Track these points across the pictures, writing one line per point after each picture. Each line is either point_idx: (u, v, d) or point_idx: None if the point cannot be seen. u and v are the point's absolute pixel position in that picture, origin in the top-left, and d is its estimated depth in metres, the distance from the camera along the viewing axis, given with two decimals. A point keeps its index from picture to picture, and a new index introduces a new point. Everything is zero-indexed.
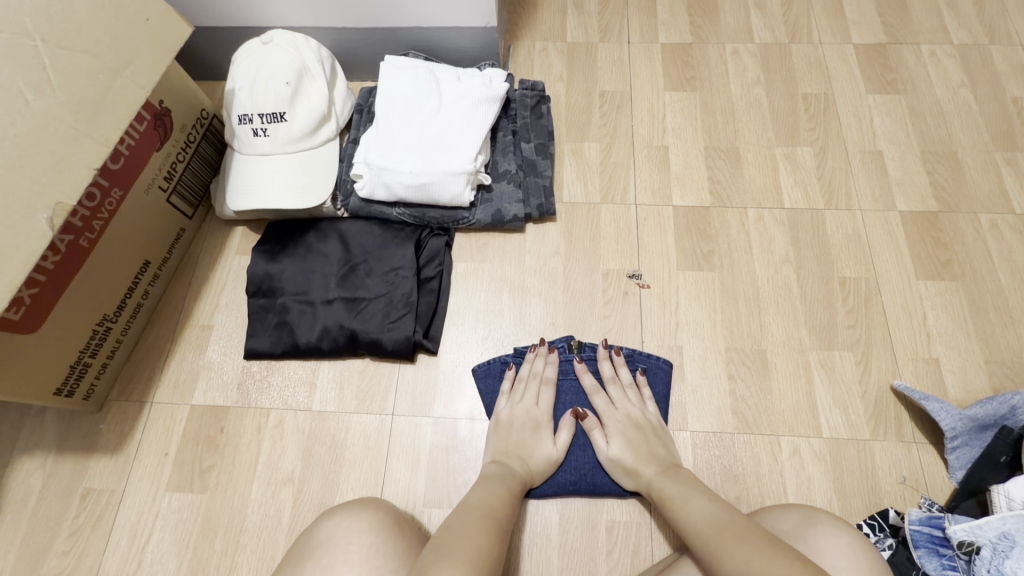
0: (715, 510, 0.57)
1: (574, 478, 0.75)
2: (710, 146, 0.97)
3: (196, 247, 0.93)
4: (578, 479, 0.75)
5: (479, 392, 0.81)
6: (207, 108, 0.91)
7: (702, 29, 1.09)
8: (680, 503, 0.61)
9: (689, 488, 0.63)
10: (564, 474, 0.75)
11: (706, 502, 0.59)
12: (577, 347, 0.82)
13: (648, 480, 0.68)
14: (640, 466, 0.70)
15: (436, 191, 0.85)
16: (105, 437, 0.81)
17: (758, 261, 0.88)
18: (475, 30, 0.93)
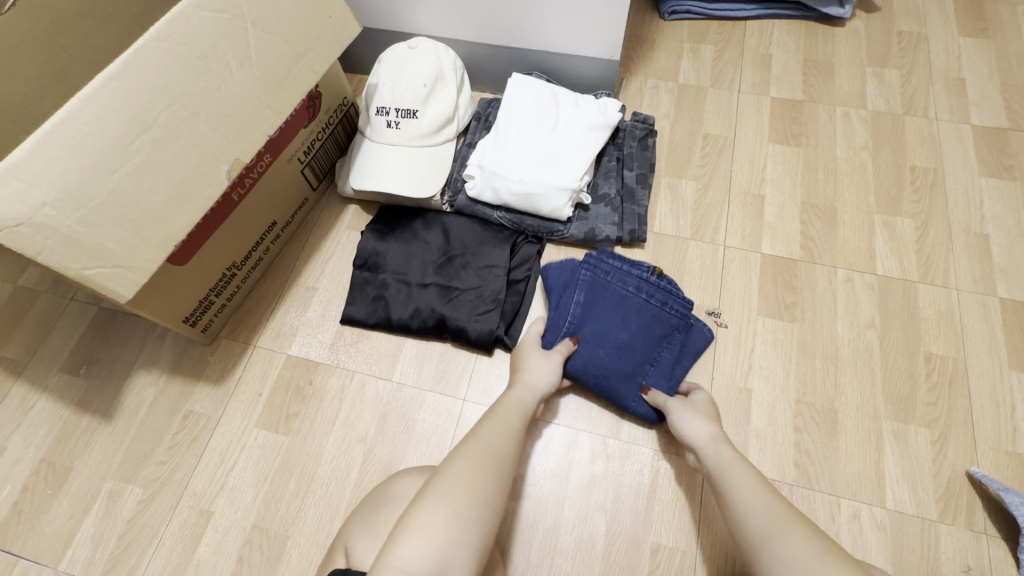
0: (760, 495, 0.61)
1: (597, 375, 0.81)
2: (808, 202, 0.99)
3: (313, 216, 1.03)
4: (602, 377, 0.81)
5: (550, 279, 0.88)
6: (347, 97, 1.01)
7: (814, 88, 1.11)
8: (737, 489, 0.63)
9: (742, 472, 0.65)
10: (594, 367, 0.82)
11: (757, 504, 0.60)
12: (656, 275, 0.86)
13: (710, 442, 0.71)
14: (695, 426, 0.73)
15: (539, 202, 0.90)
16: (211, 369, 0.90)
17: (841, 321, 0.88)
18: (599, 60, 1.00)
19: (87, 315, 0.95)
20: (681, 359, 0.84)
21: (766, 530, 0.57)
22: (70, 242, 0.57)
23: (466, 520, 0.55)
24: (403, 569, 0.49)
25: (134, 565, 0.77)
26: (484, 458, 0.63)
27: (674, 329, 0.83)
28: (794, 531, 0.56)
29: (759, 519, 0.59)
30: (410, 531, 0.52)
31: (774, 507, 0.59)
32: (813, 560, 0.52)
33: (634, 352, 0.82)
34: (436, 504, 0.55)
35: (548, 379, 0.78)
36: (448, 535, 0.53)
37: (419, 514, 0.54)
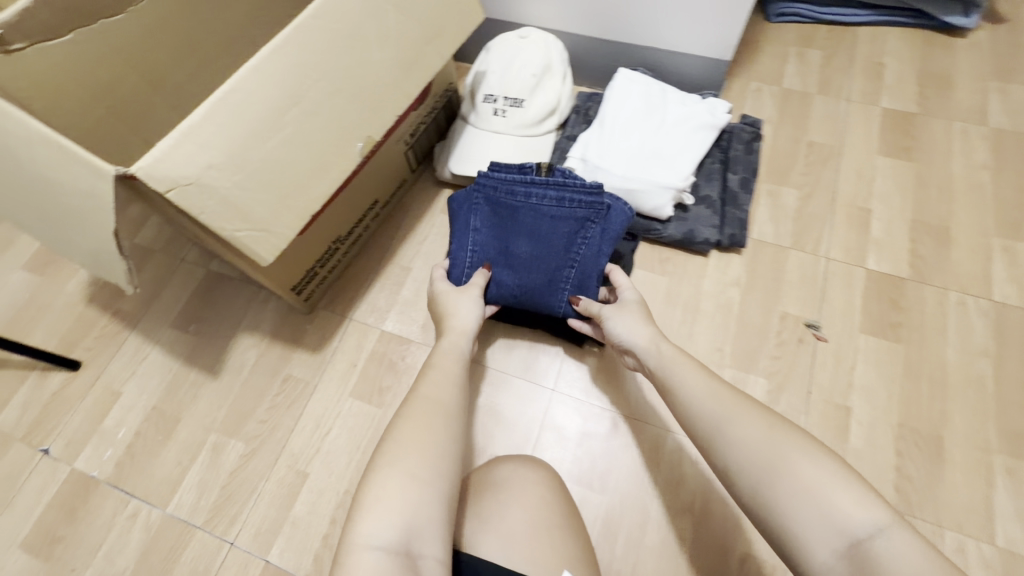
0: (708, 384, 0.61)
1: (519, 292, 0.84)
2: (919, 220, 0.95)
3: (409, 197, 1.06)
4: (520, 291, 0.84)
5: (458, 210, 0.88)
6: (452, 83, 1.03)
7: (930, 101, 1.06)
8: (682, 381, 0.63)
9: (685, 365, 0.65)
10: (510, 286, 0.84)
11: (701, 392, 0.60)
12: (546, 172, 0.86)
13: (642, 350, 0.71)
14: (637, 329, 0.73)
15: (640, 200, 0.90)
16: (309, 337, 0.94)
17: (951, 346, 0.85)
18: (708, 59, 0.98)
19: (196, 276, 1.00)
20: (602, 246, 0.83)
21: (719, 416, 0.57)
22: (225, 205, 0.59)
23: (425, 479, 0.55)
24: (369, 545, 0.51)
25: (234, 516, 0.82)
26: (430, 413, 0.62)
27: (584, 220, 0.83)
28: (746, 415, 0.56)
29: (708, 407, 0.59)
30: (370, 506, 0.53)
31: (721, 392, 0.60)
32: (764, 440, 0.53)
33: (548, 260, 0.83)
34: (390, 473, 0.55)
35: (473, 316, 0.78)
36: (411, 503, 0.53)
37: (376, 487, 0.54)
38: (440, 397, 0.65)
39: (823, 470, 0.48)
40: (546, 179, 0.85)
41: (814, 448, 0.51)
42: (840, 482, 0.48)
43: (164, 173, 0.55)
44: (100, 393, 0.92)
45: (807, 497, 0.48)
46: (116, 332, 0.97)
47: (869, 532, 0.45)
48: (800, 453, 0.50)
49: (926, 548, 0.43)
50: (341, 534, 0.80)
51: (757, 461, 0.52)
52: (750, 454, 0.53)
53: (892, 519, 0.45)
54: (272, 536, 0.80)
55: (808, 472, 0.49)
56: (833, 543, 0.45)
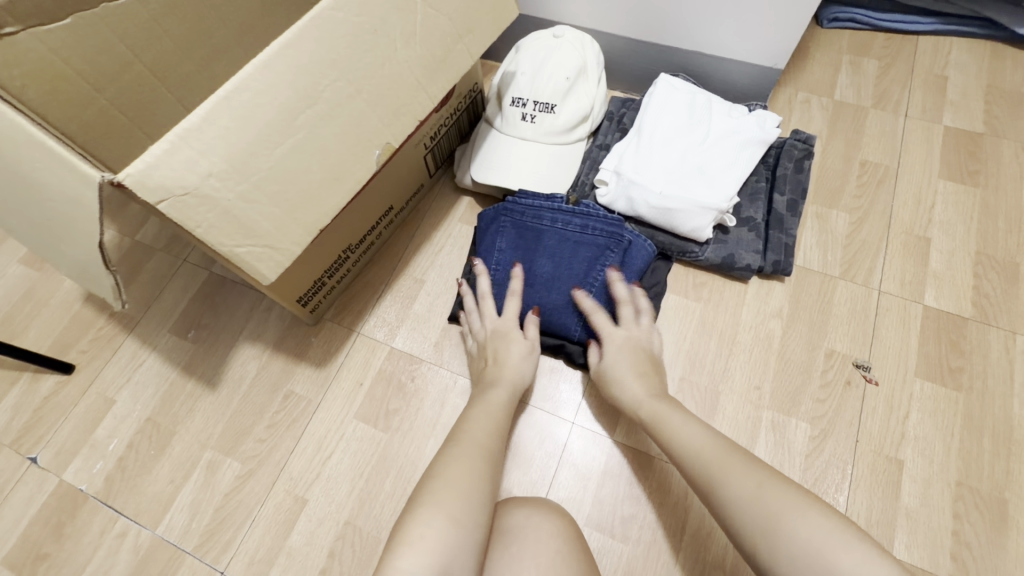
0: (707, 437, 0.61)
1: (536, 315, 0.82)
2: (984, 253, 0.86)
3: (425, 204, 0.99)
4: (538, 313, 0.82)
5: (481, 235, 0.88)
6: (478, 82, 0.95)
7: (998, 120, 0.97)
8: (678, 434, 0.63)
9: (680, 417, 0.65)
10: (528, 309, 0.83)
11: (699, 442, 0.61)
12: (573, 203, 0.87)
13: (636, 400, 0.70)
14: (627, 381, 0.72)
15: (678, 219, 0.82)
16: (314, 350, 0.88)
17: (1017, 398, 0.77)
18: (759, 67, 0.90)
19: (198, 279, 0.95)
20: (621, 274, 0.82)
21: (715, 469, 0.57)
22: (227, 217, 0.53)
23: (467, 526, 0.52)
24: None
25: (227, 543, 0.76)
26: (469, 453, 0.60)
27: (605, 248, 0.83)
28: (741, 467, 0.56)
29: (704, 460, 0.59)
30: (411, 540, 0.49)
31: (716, 443, 0.60)
32: (758, 495, 0.52)
33: (565, 283, 0.82)
34: (431, 511, 0.52)
35: (529, 365, 0.76)
36: (450, 545, 0.50)
37: (416, 524, 0.51)
38: (490, 446, 0.63)
39: (829, 527, 0.48)
40: (573, 208, 0.85)
41: (813, 504, 0.50)
42: (847, 540, 0.47)
43: (158, 182, 0.49)
44: (93, 400, 0.87)
45: (812, 558, 0.47)
46: (113, 335, 0.92)
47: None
48: (802, 510, 0.50)
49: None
50: (339, 569, 0.74)
51: (757, 518, 0.51)
52: (749, 511, 0.52)
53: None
54: (266, 567, 0.75)
55: (813, 530, 0.48)
56: None
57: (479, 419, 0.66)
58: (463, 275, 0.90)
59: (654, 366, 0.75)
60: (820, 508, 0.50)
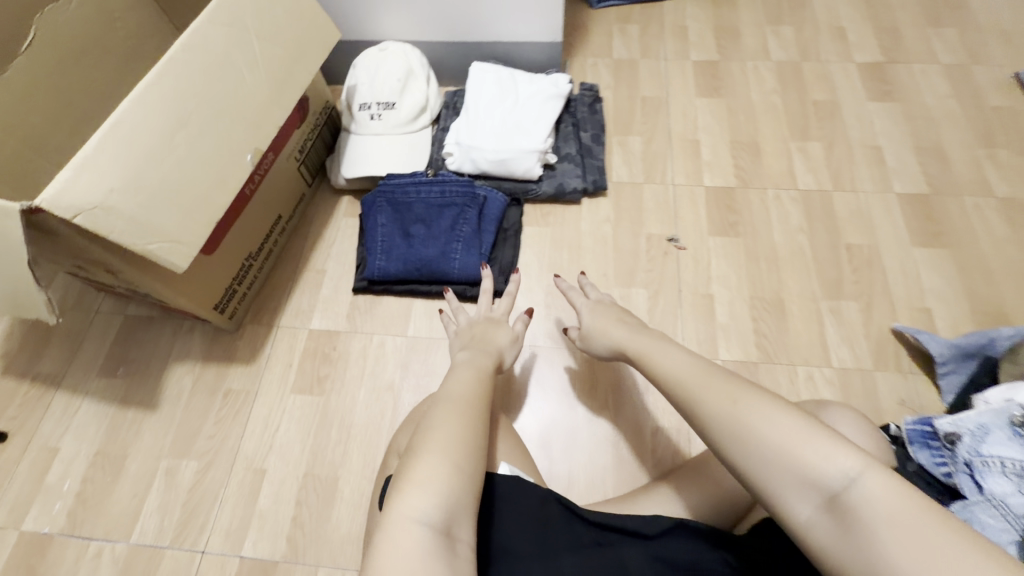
0: (687, 360, 0.58)
1: (419, 264, 0.99)
2: (735, 141, 1.17)
3: (311, 210, 1.14)
4: (422, 265, 0.99)
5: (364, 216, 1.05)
6: (329, 100, 1.14)
7: (726, 49, 1.31)
8: (658, 362, 0.61)
9: (663, 349, 0.63)
10: (412, 261, 1.00)
11: (682, 363, 0.58)
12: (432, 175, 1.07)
13: (620, 342, 0.71)
14: (610, 329, 0.74)
15: (513, 166, 1.05)
16: (241, 350, 1.00)
17: (776, 230, 1.06)
18: (544, 44, 1.17)
19: (115, 323, 1.03)
20: (482, 224, 1.02)
21: (694, 382, 0.54)
22: (134, 223, 0.67)
23: (466, 470, 0.52)
24: (414, 519, 0.48)
25: (202, 526, 0.86)
26: (462, 409, 0.59)
27: (464, 207, 1.03)
28: (718, 381, 0.52)
29: (686, 379, 0.55)
30: (414, 481, 0.49)
31: (692, 364, 0.57)
32: (736, 411, 0.48)
33: (438, 239, 1.00)
34: (432, 455, 0.51)
35: (509, 337, 0.79)
36: (448, 489, 0.50)
37: (420, 467, 0.51)
38: (474, 397, 0.62)
39: (796, 425, 0.45)
40: (432, 179, 1.05)
41: (784, 406, 0.47)
42: (811, 434, 0.45)
43: (69, 203, 0.62)
44: (36, 454, 0.92)
45: (777, 453, 0.45)
46: (41, 395, 0.97)
47: (843, 483, 0.42)
48: (768, 408, 0.47)
49: (902, 487, 0.41)
50: (309, 512, 0.86)
51: (723, 422, 0.49)
52: (719, 418, 0.49)
53: (869, 462, 0.42)
54: (243, 533, 0.85)
55: (782, 428, 0.45)
56: (812, 498, 0.43)
57: (472, 382, 0.64)
58: (358, 253, 1.07)
59: (628, 315, 0.78)
60: (792, 412, 0.46)
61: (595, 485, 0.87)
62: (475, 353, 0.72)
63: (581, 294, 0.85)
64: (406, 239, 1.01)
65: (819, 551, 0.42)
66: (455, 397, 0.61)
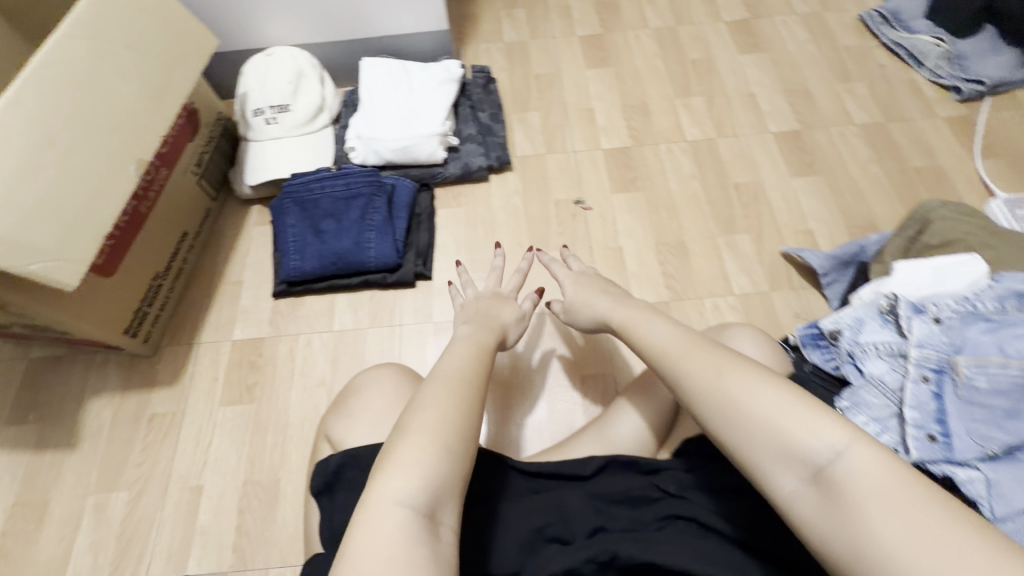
0: (675, 333, 0.59)
1: (334, 258, 1.00)
2: (626, 105, 1.25)
3: (220, 224, 1.12)
4: (337, 258, 1.00)
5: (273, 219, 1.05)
6: (222, 111, 1.13)
7: (609, 22, 1.39)
8: (644, 336, 0.62)
9: (650, 321, 0.64)
10: (327, 256, 1.00)
11: (670, 337, 0.59)
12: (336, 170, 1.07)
13: (603, 313, 0.72)
14: (594, 300, 0.75)
15: (416, 152, 1.08)
16: (161, 373, 0.97)
17: (671, 180, 1.13)
18: (433, 33, 1.20)
19: (20, 368, 0.98)
20: (391, 211, 1.04)
21: (681, 356, 0.56)
22: (11, 243, 0.64)
23: (456, 450, 0.51)
24: (396, 501, 0.47)
25: (140, 554, 0.83)
26: (458, 387, 0.57)
27: (371, 196, 1.04)
28: (707, 356, 0.54)
29: (673, 355, 0.57)
30: (400, 462, 0.49)
31: (679, 336, 0.59)
32: (721, 382, 0.51)
33: (349, 231, 1.01)
34: (419, 431, 0.51)
35: (515, 312, 0.77)
36: (436, 470, 0.49)
37: (405, 449, 0.50)
38: (468, 373, 0.60)
39: (786, 401, 0.47)
40: (336, 173, 1.06)
41: (769, 379, 0.49)
42: (798, 408, 0.47)
43: None
44: None
45: (766, 429, 0.47)
46: None
47: (829, 455, 0.44)
48: (758, 388, 0.49)
49: (888, 460, 0.43)
50: (252, 519, 0.85)
51: (711, 398, 0.51)
52: (704, 392, 0.51)
53: (854, 437, 0.44)
54: (185, 552, 0.83)
55: (771, 404, 0.47)
56: (797, 471, 0.45)
57: (467, 357, 0.63)
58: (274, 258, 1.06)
59: (612, 285, 0.80)
60: (779, 385, 0.49)
61: (532, 438, 0.92)
62: (477, 327, 0.70)
63: (564, 267, 0.86)
64: (318, 236, 1.01)
65: (801, 521, 0.44)
66: (450, 373, 0.59)
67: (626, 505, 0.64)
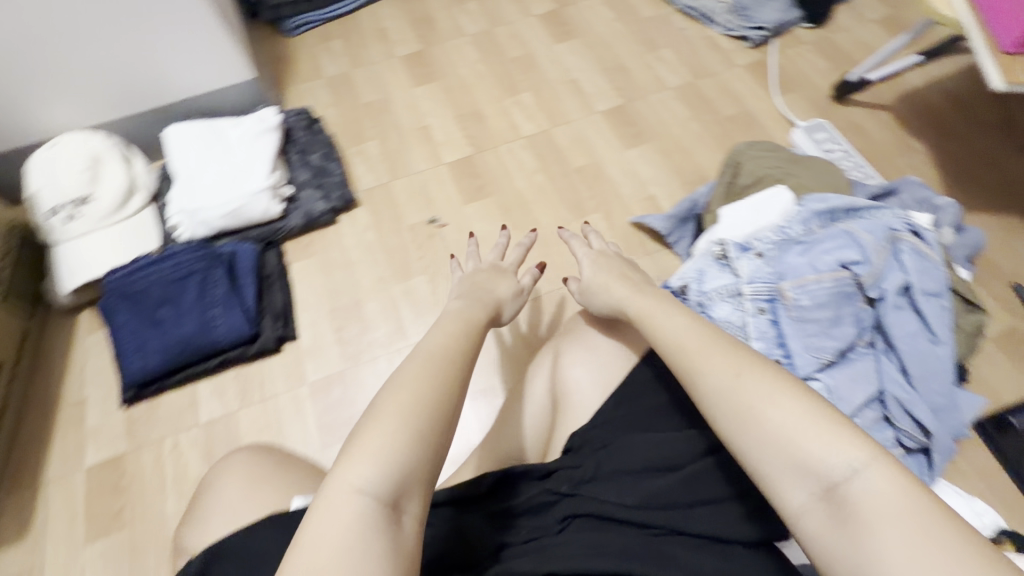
0: (694, 325, 0.55)
1: (180, 346, 0.92)
2: (460, 115, 1.25)
3: (44, 343, 1.00)
4: (184, 345, 0.92)
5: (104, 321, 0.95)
6: (14, 220, 1.01)
7: (427, 37, 1.39)
8: (660, 330, 0.57)
9: (666, 314, 0.59)
10: (171, 345, 0.92)
11: (689, 332, 0.55)
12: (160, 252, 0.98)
13: (619, 299, 0.68)
14: (612, 286, 0.70)
15: (248, 212, 1.02)
16: (5, 531, 0.84)
17: (517, 178, 1.15)
18: (241, 85, 1.14)
19: None
20: (233, 280, 0.97)
21: (698, 355, 0.51)
22: None
23: (427, 432, 0.45)
24: (357, 489, 0.42)
25: None
26: (441, 366, 0.50)
27: (207, 270, 0.97)
28: (728, 357, 0.50)
29: (689, 357, 0.52)
30: (365, 446, 0.43)
31: (701, 331, 0.54)
32: (740, 385, 0.47)
33: (190, 314, 0.93)
34: (387, 413, 0.45)
35: (513, 292, 0.70)
36: (405, 453, 0.44)
37: (371, 432, 0.45)
38: (455, 349, 0.53)
39: (799, 411, 0.44)
40: (161, 256, 0.98)
41: (786, 385, 0.46)
42: (819, 420, 0.43)
43: None
44: None
45: (780, 441, 0.43)
46: None
47: (844, 473, 0.41)
48: (777, 396, 0.45)
49: (906, 484, 0.40)
50: None
51: (727, 402, 0.47)
52: (720, 394, 0.48)
53: (875, 454, 0.41)
54: None
55: (783, 414, 0.44)
56: (807, 484, 0.42)
57: (456, 333, 0.56)
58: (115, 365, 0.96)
59: (633, 270, 0.74)
60: (798, 392, 0.45)
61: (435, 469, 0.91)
62: (470, 303, 0.63)
63: (584, 245, 0.80)
64: (156, 327, 0.93)
65: (807, 536, 0.42)
66: (434, 350, 0.52)
67: (527, 515, 0.66)
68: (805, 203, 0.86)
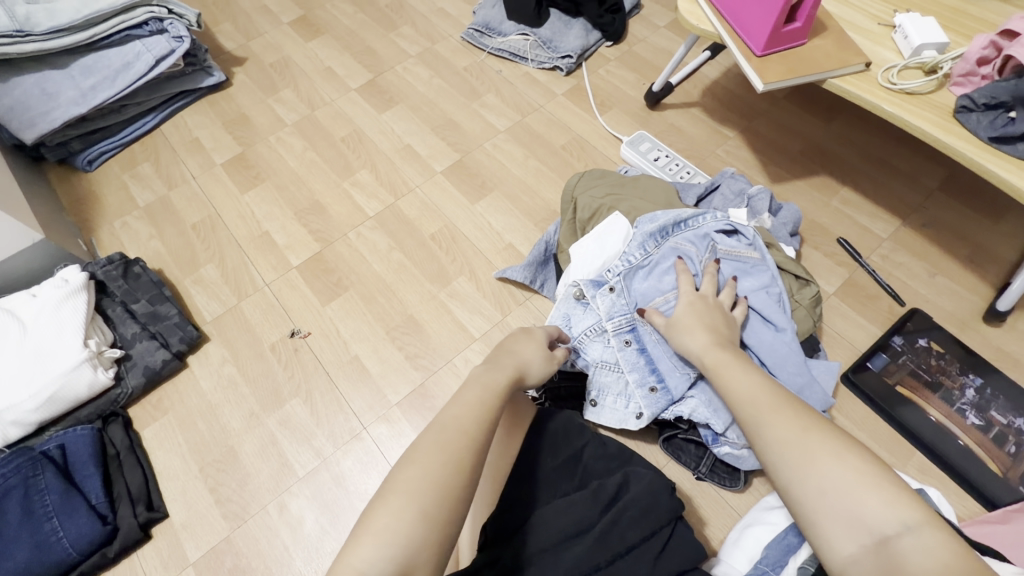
0: (760, 382, 0.57)
1: None
2: (299, 212, 1.18)
3: None
4: None
5: None
6: None
7: (245, 137, 1.31)
8: (729, 384, 0.59)
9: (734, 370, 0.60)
10: None
11: (755, 387, 0.57)
12: None
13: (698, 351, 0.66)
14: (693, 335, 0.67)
15: (69, 394, 0.88)
16: None
17: (373, 262, 1.11)
18: (28, 248, 0.99)
19: None
20: (65, 479, 0.83)
21: (760, 411, 0.54)
22: None
23: (434, 517, 0.44)
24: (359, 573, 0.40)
25: None
26: (459, 443, 0.49)
27: (28, 479, 0.82)
28: (789, 416, 0.52)
29: (750, 416, 0.54)
30: (373, 529, 0.42)
31: (765, 387, 0.57)
32: (806, 440, 0.49)
33: (17, 540, 0.78)
34: (402, 499, 0.44)
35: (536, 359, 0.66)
36: (406, 541, 0.42)
37: (383, 513, 0.43)
38: (476, 426, 0.51)
39: (850, 473, 0.46)
40: None
41: (850, 447, 0.48)
42: (869, 481, 0.45)
43: None
44: None
45: (834, 499, 0.46)
46: None
47: (898, 529, 0.43)
48: (832, 455, 0.48)
49: (959, 549, 0.41)
50: None
51: (783, 456, 0.50)
52: (779, 444, 0.50)
53: (928, 518, 0.42)
54: None
55: (833, 476, 0.46)
56: (858, 539, 0.44)
57: (477, 404, 0.54)
58: None
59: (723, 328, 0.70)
60: (857, 454, 0.47)
61: None
62: (494, 368, 0.60)
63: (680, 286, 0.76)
64: None
65: None
66: (450, 423, 0.51)
67: None
68: (638, 224, 0.89)
